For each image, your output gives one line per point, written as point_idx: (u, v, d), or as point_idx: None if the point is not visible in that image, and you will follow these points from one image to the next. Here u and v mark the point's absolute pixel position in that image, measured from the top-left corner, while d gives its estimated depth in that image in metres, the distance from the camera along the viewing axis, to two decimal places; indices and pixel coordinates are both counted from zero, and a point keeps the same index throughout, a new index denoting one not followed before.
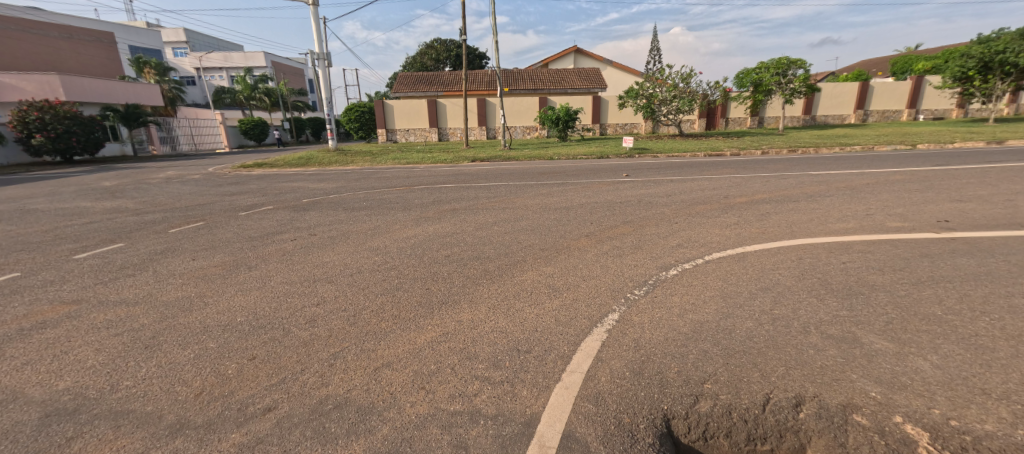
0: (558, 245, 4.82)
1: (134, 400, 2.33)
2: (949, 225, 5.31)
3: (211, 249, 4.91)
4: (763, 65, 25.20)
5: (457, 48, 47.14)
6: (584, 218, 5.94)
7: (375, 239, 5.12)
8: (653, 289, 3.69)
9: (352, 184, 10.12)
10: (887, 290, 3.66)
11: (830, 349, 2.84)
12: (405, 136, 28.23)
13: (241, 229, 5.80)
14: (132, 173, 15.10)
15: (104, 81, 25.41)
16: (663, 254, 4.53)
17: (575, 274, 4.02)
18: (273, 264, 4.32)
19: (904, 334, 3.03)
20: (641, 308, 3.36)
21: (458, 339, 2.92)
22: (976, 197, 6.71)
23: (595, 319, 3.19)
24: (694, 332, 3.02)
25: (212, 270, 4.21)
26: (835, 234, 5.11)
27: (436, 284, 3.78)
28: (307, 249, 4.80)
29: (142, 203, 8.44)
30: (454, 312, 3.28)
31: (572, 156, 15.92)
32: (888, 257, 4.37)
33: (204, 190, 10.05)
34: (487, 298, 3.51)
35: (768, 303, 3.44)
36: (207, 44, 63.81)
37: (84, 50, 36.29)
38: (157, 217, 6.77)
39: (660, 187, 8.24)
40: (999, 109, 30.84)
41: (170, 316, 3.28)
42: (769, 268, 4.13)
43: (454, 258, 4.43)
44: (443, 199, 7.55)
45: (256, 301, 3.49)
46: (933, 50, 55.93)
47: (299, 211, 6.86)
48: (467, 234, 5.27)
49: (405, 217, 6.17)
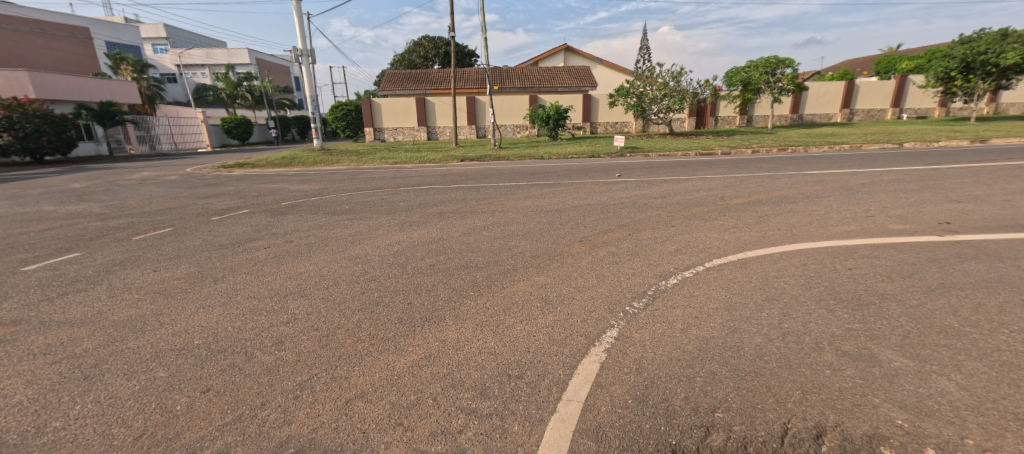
0: (551, 252, 4.55)
1: (58, 446, 2.00)
2: (951, 228, 5.15)
3: (176, 258, 4.55)
4: (752, 63, 25.25)
5: (445, 46, 46.67)
6: (577, 221, 5.70)
7: (355, 246, 4.79)
8: (653, 300, 3.45)
9: (337, 185, 9.77)
10: (898, 299, 3.45)
11: (848, 369, 2.60)
12: (393, 135, 27.77)
13: (211, 236, 5.42)
14: (105, 174, 14.51)
15: (77, 79, 24.52)
16: (661, 261, 4.28)
17: (569, 284, 3.75)
18: (243, 276, 3.98)
19: (923, 349, 2.79)
20: (641, 323, 3.10)
21: (441, 363, 2.62)
22: (973, 197, 6.58)
23: (592, 337, 2.92)
24: (700, 351, 2.77)
25: (174, 284, 3.86)
26: (836, 237, 4.92)
27: (419, 298, 3.48)
28: (280, 258, 4.46)
29: (110, 206, 7.98)
30: (438, 330, 2.99)
31: (563, 156, 15.67)
32: (895, 262, 4.18)
33: (179, 192, 9.61)
34: (474, 314, 3.22)
35: (776, 315, 3.21)
36: (189, 41, 62.32)
37: (58, 46, 35.17)
38: (122, 223, 6.34)
39: (655, 188, 8.05)
40: (979, 108, 31.38)
41: (119, 338, 2.94)
42: (773, 276, 3.91)
43: (440, 268, 4.12)
44: (430, 202, 7.24)
45: (218, 320, 3.16)
46: (915, 50, 56.93)
47: (277, 215, 6.51)
48: (454, 240, 4.98)
49: (388, 222, 5.84)
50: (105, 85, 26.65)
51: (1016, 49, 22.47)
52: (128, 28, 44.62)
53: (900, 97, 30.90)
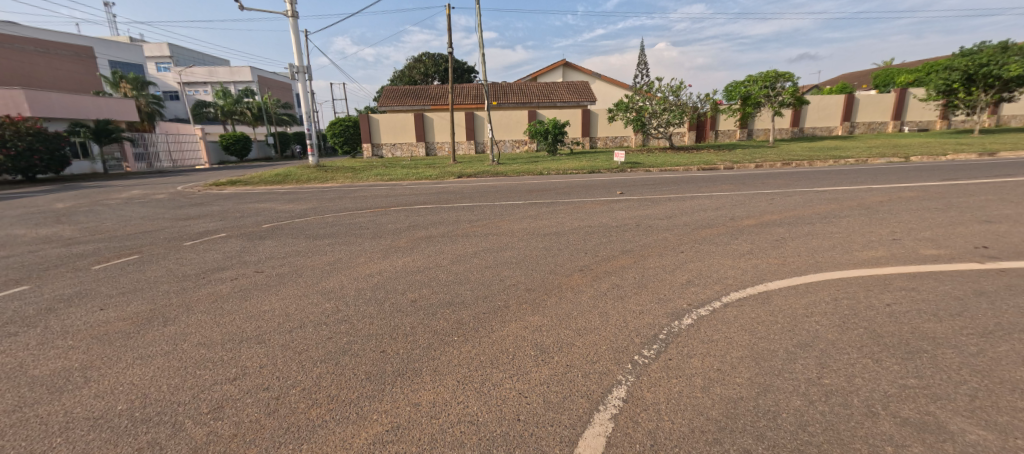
0: (548, 284, 4.06)
1: None
2: (991, 253, 4.68)
3: (131, 293, 4.07)
4: (752, 77, 25.16)
5: (445, 62, 46.91)
6: (577, 247, 5.24)
7: (331, 278, 4.32)
8: (666, 347, 2.96)
9: (325, 204, 9.34)
10: (954, 346, 2.95)
11: (914, 445, 2.09)
12: (392, 150, 27.56)
13: (178, 264, 4.96)
14: (92, 193, 14.14)
15: (73, 96, 24.47)
16: (671, 295, 3.80)
17: (567, 326, 3.26)
18: (199, 316, 3.51)
19: (1000, 416, 2.28)
20: (654, 380, 2.60)
21: (409, 441, 2.12)
22: (1005, 218, 6.10)
23: (594, 399, 2.42)
24: (728, 419, 2.27)
25: (117, 327, 3.36)
26: (865, 266, 4.44)
27: (393, 345, 2.99)
28: (245, 293, 3.97)
29: (82, 229, 7.54)
30: (414, 389, 2.51)
31: (562, 171, 15.32)
32: (938, 296, 3.69)
33: (161, 213, 9.21)
34: (456, 367, 2.73)
35: (813, 367, 2.73)
36: (191, 58, 62.77)
37: (61, 65, 35.57)
38: (88, 249, 5.90)
39: (658, 207, 7.62)
40: (981, 121, 31.13)
41: (29, 403, 2.44)
42: (802, 314, 3.42)
43: (422, 305, 3.64)
44: (420, 224, 6.80)
45: (157, 375, 2.69)
46: (910, 63, 57.33)
47: (255, 239, 6.07)
48: (441, 270, 4.50)
49: (372, 248, 5.38)
50: (103, 103, 26.65)
51: (1017, 62, 22.21)
52: (133, 48, 44.89)
53: (901, 110, 30.66)
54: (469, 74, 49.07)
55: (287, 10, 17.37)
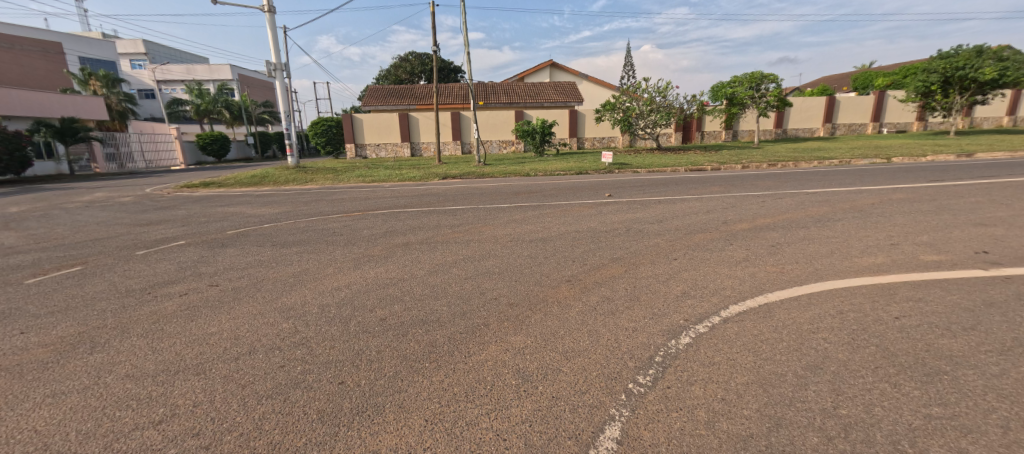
0: (532, 298, 3.72)
1: None
2: (991, 258, 4.51)
3: (62, 312, 3.61)
4: (737, 78, 25.31)
5: (431, 62, 46.36)
6: (564, 254, 4.91)
7: (293, 293, 3.90)
8: (664, 372, 2.63)
9: (301, 208, 8.86)
10: (975, 366, 2.69)
11: None
12: (376, 151, 26.99)
13: (124, 278, 4.48)
14: (51, 196, 13.34)
15: (36, 93, 23.35)
16: (667, 310, 3.47)
17: (551, 347, 2.92)
18: (133, 341, 3.06)
19: None
20: (652, 414, 2.27)
21: None
22: (999, 220, 5.97)
23: (584, 441, 2.08)
24: None
25: (36, 355, 2.91)
26: (866, 274, 4.19)
27: (354, 374, 2.61)
28: (193, 312, 3.53)
29: (29, 236, 6.95)
30: (372, 432, 2.13)
31: (549, 172, 15.04)
32: (948, 308, 3.44)
33: (119, 217, 8.58)
34: (426, 401, 2.36)
35: (827, 395, 2.43)
36: (168, 57, 61.10)
37: (26, 61, 34.22)
38: (26, 259, 5.35)
39: (648, 210, 7.34)
40: (957, 122, 31.84)
41: None
42: (807, 331, 3.14)
43: (392, 324, 3.26)
44: (398, 229, 6.39)
45: (67, 418, 2.26)
46: (889, 66, 58.64)
47: (216, 247, 5.60)
48: (415, 283, 4.11)
49: (343, 257, 4.97)
50: (70, 100, 25.54)
51: (992, 65, 22.62)
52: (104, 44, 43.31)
53: (880, 111, 31.16)
54: (455, 74, 48.60)
55: (263, 6, 16.78)
